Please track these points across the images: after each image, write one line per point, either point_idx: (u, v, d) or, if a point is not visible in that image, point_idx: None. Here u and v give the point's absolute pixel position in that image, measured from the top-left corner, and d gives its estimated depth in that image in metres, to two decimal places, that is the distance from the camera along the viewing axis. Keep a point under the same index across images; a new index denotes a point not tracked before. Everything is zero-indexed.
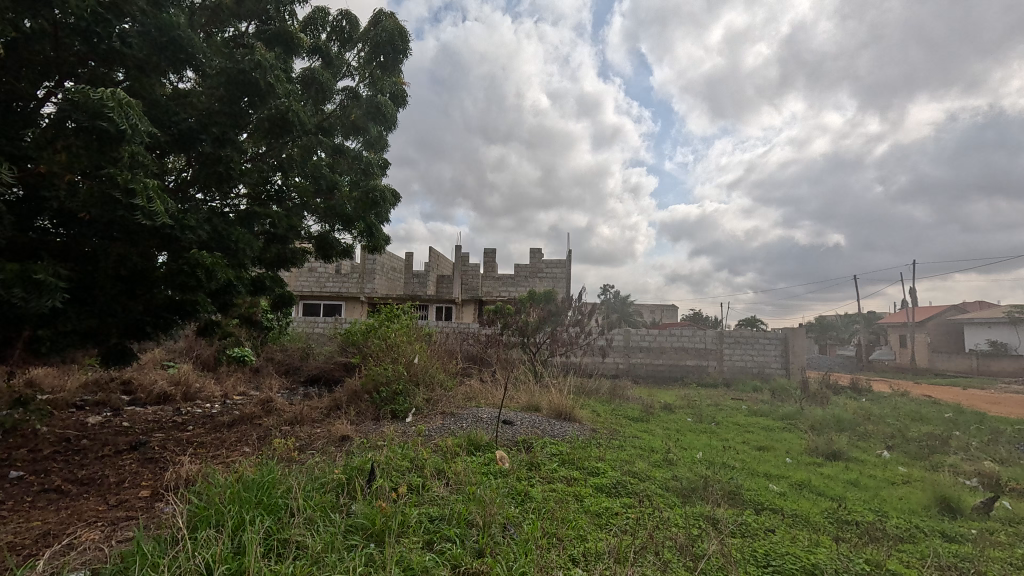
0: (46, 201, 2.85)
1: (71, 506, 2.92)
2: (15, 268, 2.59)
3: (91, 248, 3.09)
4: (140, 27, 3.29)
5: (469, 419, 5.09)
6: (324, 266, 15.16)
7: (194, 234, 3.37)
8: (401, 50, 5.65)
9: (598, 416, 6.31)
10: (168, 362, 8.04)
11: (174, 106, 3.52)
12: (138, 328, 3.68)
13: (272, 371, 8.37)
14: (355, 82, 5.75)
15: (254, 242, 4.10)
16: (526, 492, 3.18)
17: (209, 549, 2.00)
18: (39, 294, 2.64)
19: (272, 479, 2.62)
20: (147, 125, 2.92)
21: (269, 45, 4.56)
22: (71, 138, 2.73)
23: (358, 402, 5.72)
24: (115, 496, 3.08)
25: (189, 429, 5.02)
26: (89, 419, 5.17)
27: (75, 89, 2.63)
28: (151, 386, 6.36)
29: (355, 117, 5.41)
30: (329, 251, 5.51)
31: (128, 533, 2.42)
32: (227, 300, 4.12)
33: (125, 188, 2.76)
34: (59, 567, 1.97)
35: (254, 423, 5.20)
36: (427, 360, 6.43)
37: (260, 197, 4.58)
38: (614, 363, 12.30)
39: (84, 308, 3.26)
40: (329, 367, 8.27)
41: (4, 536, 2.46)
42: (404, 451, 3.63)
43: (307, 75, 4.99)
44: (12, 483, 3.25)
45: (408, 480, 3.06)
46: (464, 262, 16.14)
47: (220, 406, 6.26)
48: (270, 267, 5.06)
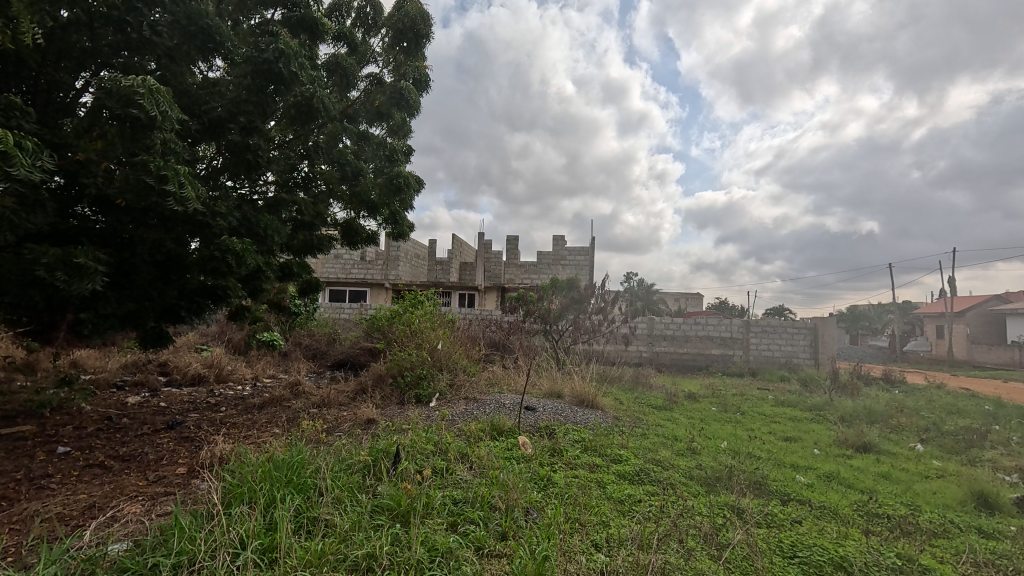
0: (85, 188, 2.93)
1: (114, 481, 3.07)
2: (58, 251, 2.69)
3: (128, 234, 3.19)
4: (170, 16, 3.32)
5: (492, 405, 5.13)
6: (349, 253, 15.36)
7: (225, 221, 3.44)
8: (423, 35, 5.62)
9: (620, 404, 6.30)
10: (201, 345, 8.31)
11: (204, 95, 3.58)
12: (173, 311, 3.82)
13: (300, 355, 8.58)
14: (378, 69, 5.73)
15: (282, 228, 4.18)
16: (548, 478, 3.20)
17: (243, 524, 2.08)
18: (80, 277, 2.74)
19: (301, 460, 2.69)
20: (177, 112, 2.97)
21: (294, 33, 4.56)
22: (106, 127, 2.79)
23: (383, 386, 5.82)
24: (154, 473, 3.21)
25: (221, 410, 5.18)
26: (129, 399, 5.40)
27: (108, 77, 2.68)
28: (186, 368, 6.58)
29: (379, 103, 5.37)
30: (354, 239, 5.56)
31: (167, 507, 2.53)
32: (257, 285, 4.23)
33: (157, 175, 2.82)
34: (104, 537, 2.07)
35: (282, 406, 5.34)
36: (450, 346, 6.50)
37: (288, 184, 4.66)
38: (638, 352, 12.19)
39: (122, 292, 3.38)
40: (355, 352, 8.40)
41: (54, 507, 2.60)
42: (428, 435, 3.68)
43: (331, 62, 4.98)
44: (59, 458, 3.43)
45: (432, 463, 3.11)
46: (487, 249, 16.17)
47: (251, 389, 6.45)
48: (297, 253, 5.15)
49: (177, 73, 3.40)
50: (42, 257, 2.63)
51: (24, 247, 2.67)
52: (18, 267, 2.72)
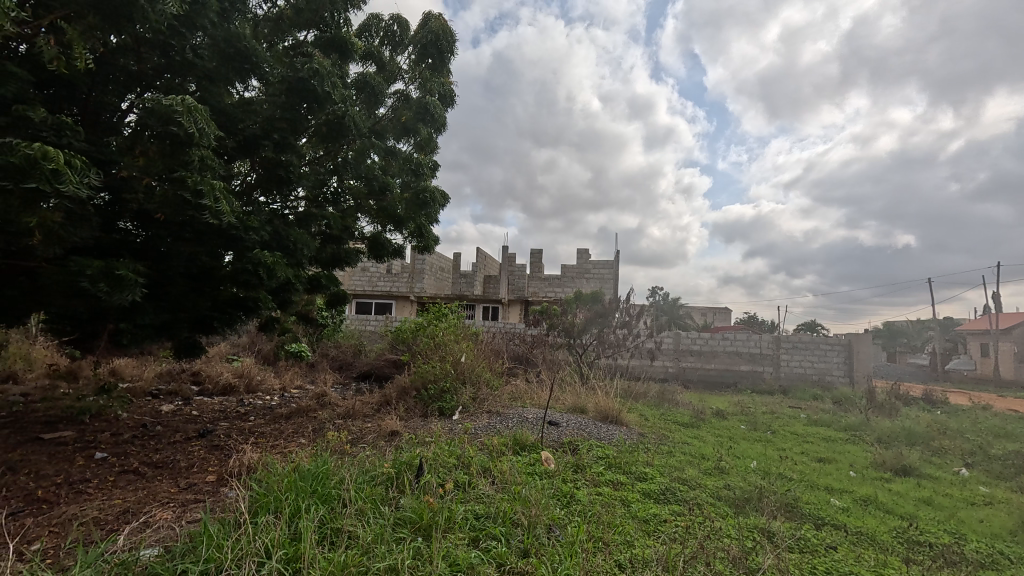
0: (128, 203, 3.07)
1: (147, 487, 3.16)
2: (101, 263, 2.81)
3: (166, 248, 3.31)
4: (210, 40, 3.50)
5: (514, 420, 5.09)
6: (376, 265, 15.62)
7: (257, 234, 3.53)
8: (447, 51, 5.76)
9: (646, 420, 6.19)
10: (232, 356, 8.53)
11: (240, 114, 3.72)
12: (207, 321, 3.95)
13: (326, 367, 8.73)
14: (406, 85, 5.84)
15: (311, 242, 4.27)
16: (571, 495, 3.16)
17: (268, 534, 2.10)
18: (120, 289, 2.84)
19: (326, 470, 2.72)
20: (216, 130, 3.07)
21: (326, 51, 4.63)
22: (148, 145, 2.92)
23: (407, 398, 5.86)
24: (185, 480, 3.30)
25: (250, 419, 5.30)
26: (164, 407, 5.57)
27: (151, 97, 2.81)
28: (218, 377, 6.75)
29: (405, 118, 5.52)
30: (381, 252, 5.64)
31: (197, 514, 2.59)
32: (286, 297, 4.32)
33: (194, 190, 2.92)
34: (136, 542, 2.13)
35: (309, 416, 5.43)
36: (474, 359, 6.51)
37: (318, 199, 4.78)
38: (663, 367, 11.98)
39: (159, 303, 3.52)
40: (380, 364, 8.48)
41: (91, 510, 2.69)
42: (451, 448, 3.68)
43: (360, 80, 5.10)
44: (97, 463, 3.56)
45: (455, 477, 3.10)
46: (511, 262, 16.21)
47: (279, 399, 6.58)
48: (325, 266, 5.25)
49: (215, 93, 3.55)
50: (86, 269, 2.75)
51: (70, 259, 2.79)
52: (64, 279, 2.85)
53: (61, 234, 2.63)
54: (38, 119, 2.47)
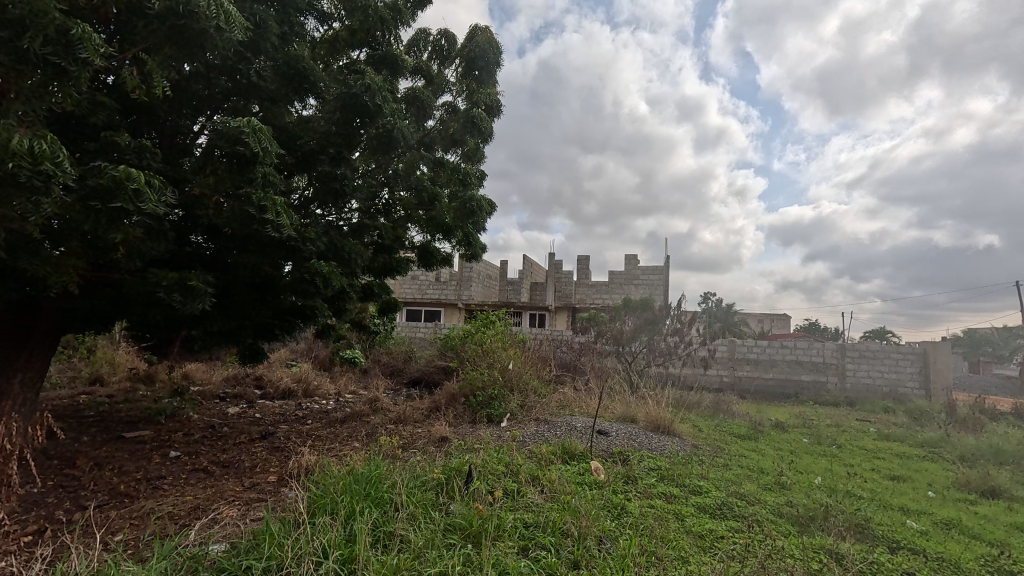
0: (199, 219, 3.28)
1: (215, 485, 3.34)
2: (175, 275, 3.01)
3: (232, 260, 3.52)
4: (272, 63, 3.71)
5: (563, 428, 5.05)
6: (425, 274, 15.96)
7: (314, 246, 3.67)
8: (494, 62, 5.84)
9: (699, 431, 5.98)
10: (291, 361, 8.94)
11: (299, 131, 3.90)
12: (269, 328, 4.15)
13: (378, 373, 8.98)
14: (455, 98, 5.95)
15: (364, 252, 4.41)
16: (622, 506, 3.08)
17: (325, 535, 2.17)
18: (192, 298, 3.03)
19: (379, 474, 2.79)
20: (277, 148, 3.22)
21: (377, 68, 4.81)
22: (217, 164, 3.11)
23: (456, 404, 5.93)
24: (249, 479, 3.47)
25: (308, 423, 5.52)
26: (229, 409, 5.90)
27: (220, 119, 2.98)
28: (278, 382, 7.08)
29: (453, 130, 5.63)
30: (430, 261, 5.77)
31: (260, 512, 2.72)
32: (341, 306, 4.48)
33: (258, 205, 3.09)
34: (205, 537, 2.25)
35: (362, 421, 5.59)
36: (521, 366, 6.51)
37: (370, 210, 4.94)
38: (717, 376, 11.53)
39: (226, 311, 3.73)
40: (429, 370, 8.64)
41: (165, 506, 2.88)
42: (500, 455, 3.69)
43: (410, 95, 5.25)
44: (171, 461, 3.80)
45: (503, 485, 3.10)
46: (558, 269, 16.15)
47: (335, 403, 6.82)
48: (378, 276, 5.39)
49: (276, 113, 3.75)
50: (162, 280, 2.95)
51: (148, 272, 3.01)
52: (143, 289, 3.07)
53: (141, 248, 2.85)
54: (122, 144, 2.68)
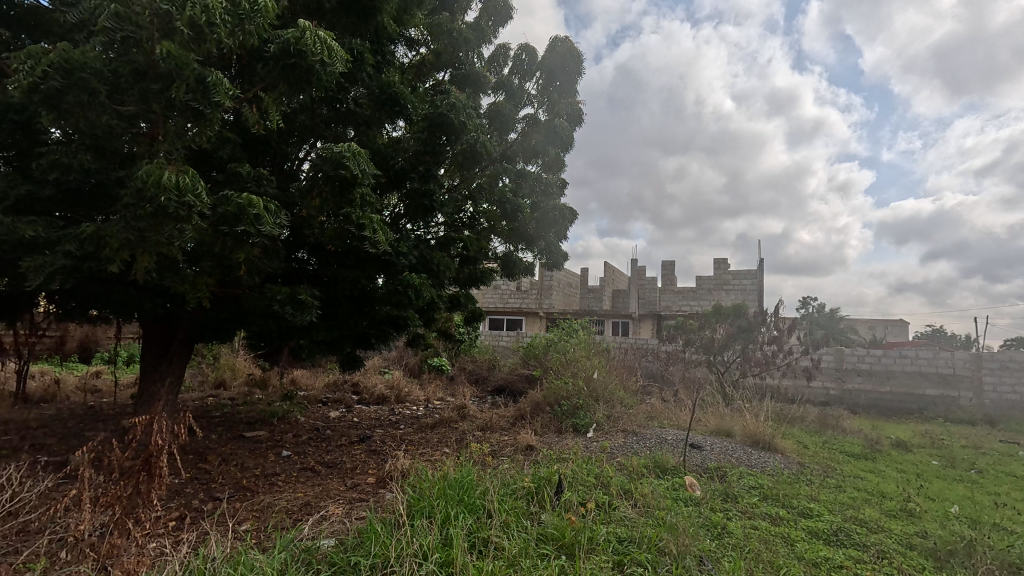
0: (306, 237, 3.58)
1: (322, 484, 3.61)
2: (287, 290, 3.31)
3: (334, 275, 3.80)
4: (367, 91, 3.98)
5: (653, 440, 4.88)
6: (507, 283, 16.20)
7: (406, 259, 3.87)
8: (575, 71, 5.85)
9: (806, 448, 5.51)
10: (384, 369, 9.44)
11: (390, 153, 4.15)
12: (366, 337, 4.44)
13: (464, 381, 9.23)
14: (536, 109, 6.03)
15: (452, 264, 4.58)
16: (723, 526, 2.91)
17: (424, 537, 2.26)
18: (301, 311, 3.31)
19: (471, 480, 2.86)
20: (374, 170, 3.43)
21: (462, 87, 5.00)
22: (322, 187, 3.37)
23: (541, 413, 5.94)
24: (351, 480, 3.71)
25: (401, 427, 5.80)
26: (331, 413, 6.35)
27: (325, 146, 3.24)
28: (373, 388, 7.51)
29: (535, 141, 5.70)
30: (513, 270, 5.94)
31: (363, 511, 2.89)
32: (430, 316, 4.68)
33: (357, 224, 3.32)
34: (317, 532, 2.43)
35: (451, 427, 5.77)
36: (607, 376, 6.39)
37: (456, 223, 5.12)
38: (823, 389, 10.57)
39: (329, 322, 4.03)
40: (513, 379, 8.73)
41: (281, 501, 3.15)
42: (589, 466, 3.63)
43: (492, 110, 5.40)
44: (284, 460, 4.16)
45: (595, 496, 3.05)
46: (641, 276, 15.70)
47: (425, 409, 7.10)
48: (463, 285, 5.58)
49: (370, 137, 4.01)
50: (277, 295, 3.26)
51: (265, 287, 3.33)
52: (261, 303, 3.41)
53: (260, 266, 3.17)
54: (245, 173, 3.01)
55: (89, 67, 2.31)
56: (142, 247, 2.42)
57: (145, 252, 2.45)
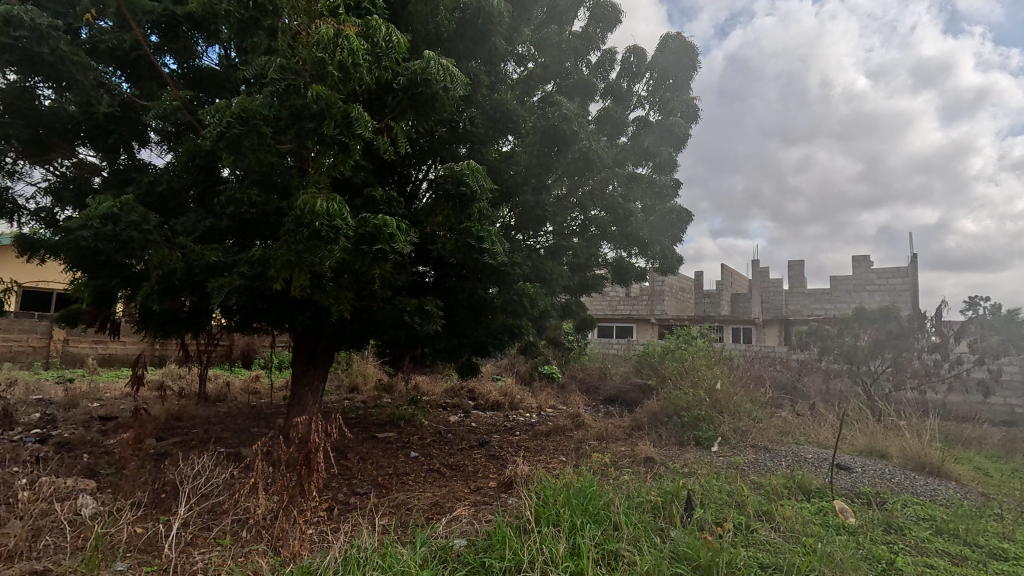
0: (429, 252, 3.83)
1: (448, 485, 3.80)
2: (415, 302, 3.56)
3: (454, 286, 4.01)
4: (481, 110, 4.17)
5: (790, 458, 4.45)
6: (615, 289, 15.89)
7: (521, 269, 3.97)
8: (689, 67, 5.61)
9: (988, 476, 4.66)
10: (497, 376, 9.73)
11: (504, 167, 4.30)
12: (484, 345, 4.62)
13: (576, 389, 9.18)
14: (645, 111, 5.87)
15: (564, 272, 4.60)
16: (887, 560, 2.56)
17: (553, 545, 2.27)
18: (427, 321, 3.53)
19: (595, 490, 2.83)
20: (491, 184, 3.57)
21: (570, 97, 5.03)
22: (444, 204, 3.58)
23: (659, 424, 5.71)
24: (474, 483, 3.86)
25: (517, 434, 5.92)
26: (451, 417, 6.67)
27: (447, 166, 3.43)
28: (488, 395, 7.76)
29: (646, 143, 5.54)
30: (625, 276, 5.79)
31: (489, 514, 2.99)
32: (544, 324, 4.74)
33: (477, 237, 3.47)
34: (450, 531, 2.56)
35: (566, 435, 5.77)
36: (731, 386, 5.97)
37: (566, 232, 5.15)
38: (1005, 406, 8.87)
39: (450, 330, 4.25)
40: (627, 388, 8.50)
41: (413, 499, 3.37)
42: (719, 483, 3.41)
43: (601, 115, 5.36)
44: (412, 460, 4.46)
45: (729, 516, 2.85)
46: (764, 278, 14.50)
47: (538, 417, 7.18)
48: (575, 293, 5.57)
49: (485, 153, 4.19)
50: (406, 306, 3.52)
51: (396, 299, 3.62)
52: (392, 314, 3.70)
53: (392, 280, 3.45)
54: (378, 197, 3.31)
55: (257, 115, 2.69)
56: (300, 267, 2.77)
57: (300, 271, 2.79)
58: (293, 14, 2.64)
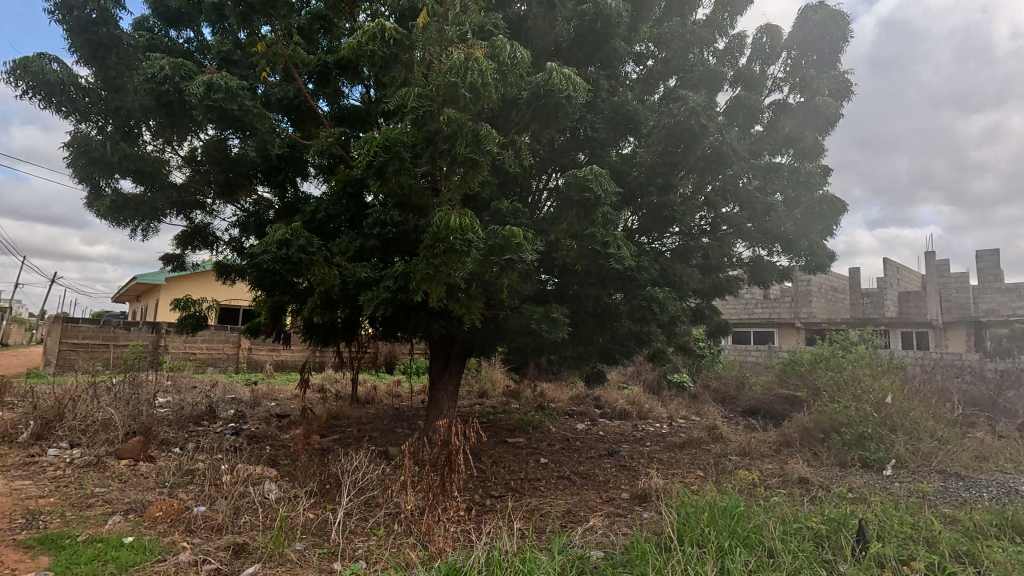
0: (554, 259, 3.86)
1: (580, 493, 3.77)
2: (541, 310, 3.61)
3: (578, 292, 4.00)
4: (602, 114, 4.13)
5: (994, 490, 3.67)
6: (752, 291, 14.60)
7: (648, 273, 3.82)
8: (837, 38, 5.01)
9: None
10: (624, 384, 9.47)
11: (627, 169, 4.21)
12: (611, 352, 4.52)
13: (710, 399, 8.58)
14: (783, 94, 5.35)
15: (695, 275, 4.34)
16: None
17: (700, 568, 2.13)
18: (554, 328, 3.54)
19: (744, 512, 2.60)
20: (615, 187, 3.49)
21: (696, 89, 4.77)
22: (568, 212, 3.59)
23: (812, 441, 5.09)
24: (606, 493, 3.79)
25: (648, 444, 5.69)
26: (578, 425, 6.63)
27: (570, 173, 3.41)
28: (615, 403, 7.58)
29: (787, 128, 5.02)
30: (764, 276, 5.29)
31: (625, 528, 2.90)
32: (673, 329, 4.51)
33: (602, 243, 3.42)
34: (586, 542, 2.53)
35: (702, 448, 5.40)
36: (905, 400, 5.12)
37: (693, 232, 4.87)
38: None
39: (576, 337, 4.24)
40: (770, 399, 7.72)
41: (547, 505, 3.41)
42: (898, 513, 2.93)
43: (733, 104, 4.98)
44: (542, 466, 4.51)
45: (915, 553, 2.43)
46: (942, 272, 12.28)
47: (670, 427, 6.83)
48: (707, 296, 5.23)
49: (606, 158, 4.14)
50: (534, 314, 3.59)
51: (524, 308, 3.70)
52: (520, 322, 3.80)
53: (519, 289, 3.54)
54: (504, 209, 3.43)
55: (397, 142, 2.94)
56: (437, 279, 2.96)
57: (437, 283, 2.99)
58: (428, 45, 2.95)
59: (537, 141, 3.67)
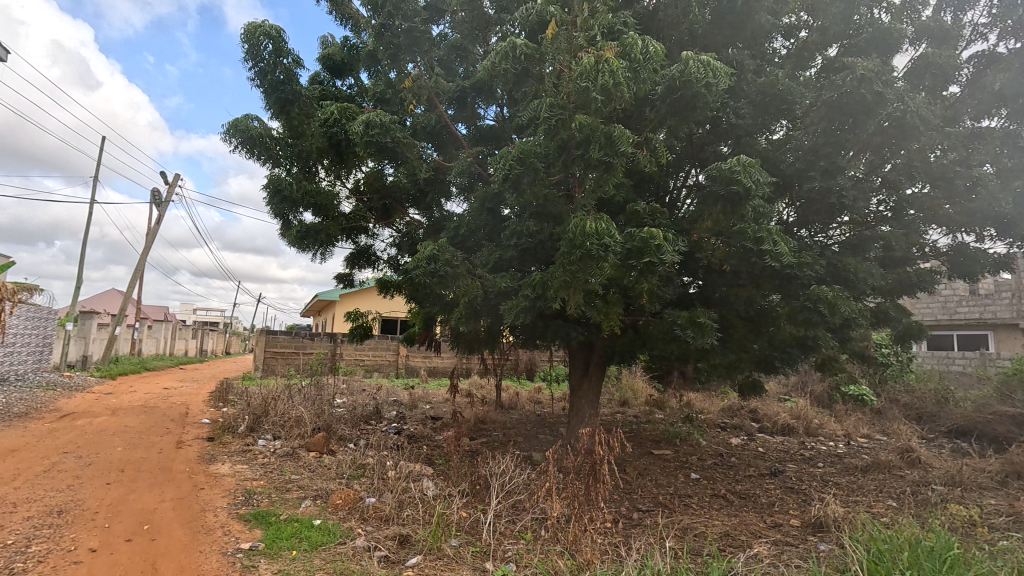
0: (698, 260, 3.62)
1: (739, 515, 3.44)
2: (686, 315, 3.40)
3: (727, 295, 3.68)
4: (747, 99, 3.78)
5: None
6: (952, 287, 12.08)
7: (813, 270, 3.38)
8: None
9: None
10: (785, 396, 8.46)
11: (780, 156, 3.79)
12: (769, 360, 4.07)
13: (900, 416, 7.25)
14: (990, 43, 4.36)
15: (874, 269, 3.71)
16: None
17: None
18: (701, 334, 3.29)
19: (959, 556, 2.12)
20: (768, 176, 3.12)
21: (865, 55, 4.13)
22: (712, 209, 3.33)
23: None
24: (771, 517, 3.40)
25: (820, 465, 4.99)
26: (733, 439, 6.08)
27: (713, 166, 3.16)
28: (776, 417, 6.80)
29: (999, 84, 4.07)
30: (970, 268, 4.34)
31: (797, 560, 2.56)
32: (848, 334, 3.90)
33: (754, 239, 3.11)
34: (750, 571, 2.29)
35: (893, 474, 4.57)
36: None
37: (868, 220, 4.19)
38: None
39: (727, 344, 3.90)
40: (987, 419, 6.27)
41: (701, 525, 3.16)
42: None
43: (917, 65, 4.21)
44: (693, 482, 4.21)
45: None
46: None
47: (847, 447, 5.92)
48: (891, 294, 4.44)
49: (755, 146, 3.77)
50: (678, 319, 3.39)
51: (666, 313, 3.52)
52: (663, 328, 3.61)
53: (660, 293, 3.38)
54: (642, 211, 3.31)
55: (532, 154, 3.03)
56: (575, 286, 2.96)
57: (575, 290, 2.98)
58: (558, 56, 2.95)
59: (675, 136, 3.48)
